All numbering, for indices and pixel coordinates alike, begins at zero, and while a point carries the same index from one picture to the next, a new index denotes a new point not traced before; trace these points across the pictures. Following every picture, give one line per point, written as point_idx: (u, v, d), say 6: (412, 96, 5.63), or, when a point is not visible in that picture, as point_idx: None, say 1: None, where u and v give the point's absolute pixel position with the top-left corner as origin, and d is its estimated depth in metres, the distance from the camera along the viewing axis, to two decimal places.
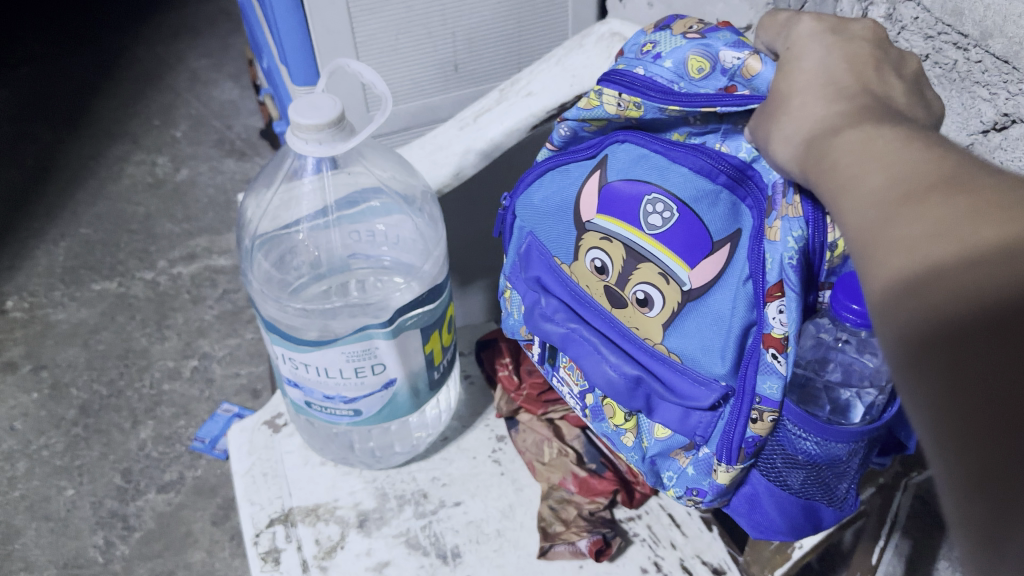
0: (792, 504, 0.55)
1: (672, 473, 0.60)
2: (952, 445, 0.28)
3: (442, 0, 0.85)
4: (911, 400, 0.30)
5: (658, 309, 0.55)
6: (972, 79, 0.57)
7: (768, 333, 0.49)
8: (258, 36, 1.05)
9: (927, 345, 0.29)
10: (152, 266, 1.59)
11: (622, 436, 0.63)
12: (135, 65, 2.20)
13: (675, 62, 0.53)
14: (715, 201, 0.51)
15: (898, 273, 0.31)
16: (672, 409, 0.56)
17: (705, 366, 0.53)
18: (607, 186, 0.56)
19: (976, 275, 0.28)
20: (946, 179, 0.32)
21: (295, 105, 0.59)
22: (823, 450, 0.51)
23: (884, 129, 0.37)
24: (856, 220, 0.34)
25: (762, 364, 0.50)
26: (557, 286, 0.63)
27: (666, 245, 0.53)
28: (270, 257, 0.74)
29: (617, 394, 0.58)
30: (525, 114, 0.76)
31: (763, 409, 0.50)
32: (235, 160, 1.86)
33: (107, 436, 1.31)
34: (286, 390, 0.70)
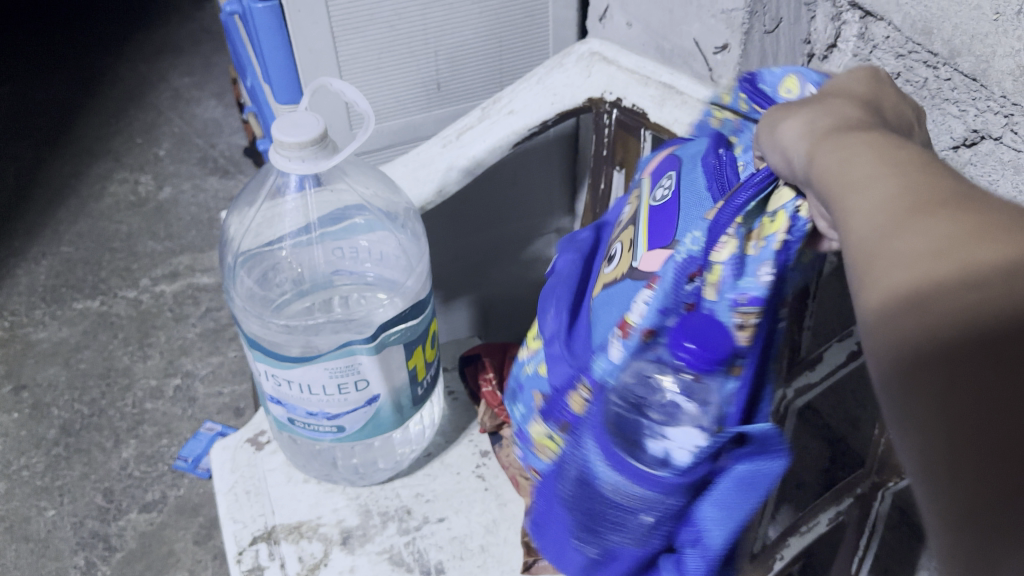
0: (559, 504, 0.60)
1: (525, 409, 0.66)
2: (943, 473, 0.27)
3: (426, 20, 0.86)
4: (902, 420, 0.29)
5: (610, 269, 0.57)
6: (942, 97, 0.58)
7: (629, 316, 0.51)
8: (241, 54, 1.05)
9: (925, 374, 0.28)
10: (135, 284, 1.59)
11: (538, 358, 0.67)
12: (117, 83, 2.20)
13: (778, 74, 0.51)
14: (698, 205, 0.51)
15: (895, 288, 0.29)
16: (566, 368, 0.57)
17: (595, 332, 0.56)
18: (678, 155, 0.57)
19: (980, 299, 0.27)
20: (957, 197, 0.30)
21: (278, 123, 0.59)
22: (596, 461, 0.54)
23: (891, 138, 0.35)
24: (854, 226, 0.32)
25: (609, 342, 0.53)
26: (582, 274, 0.62)
27: (651, 220, 0.54)
28: (253, 274, 0.74)
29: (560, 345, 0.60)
30: (507, 131, 0.79)
31: (583, 385, 0.55)
32: (218, 177, 1.86)
33: (88, 456, 1.30)
34: (269, 408, 0.71)
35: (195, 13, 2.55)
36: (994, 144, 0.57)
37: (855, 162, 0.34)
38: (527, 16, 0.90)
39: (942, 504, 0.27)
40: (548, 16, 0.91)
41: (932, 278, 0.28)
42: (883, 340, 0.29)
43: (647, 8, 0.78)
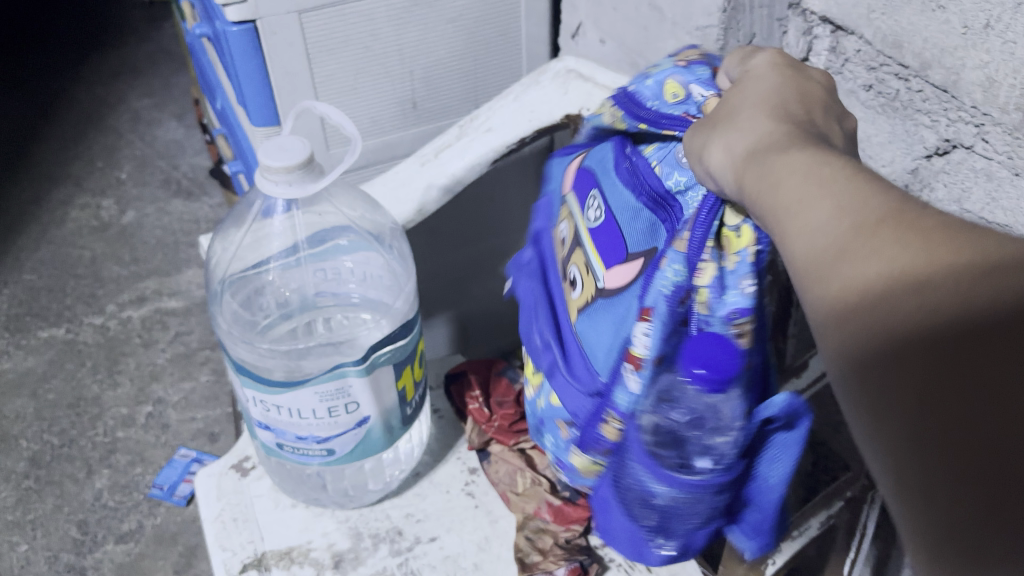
0: (628, 524, 0.59)
1: (552, 438, 0.65)
2: (922, 491, 0.30)
3: (402, 40, 0.87)
4: (878, 443, 0.31)
5: (580, 292, 0.58)
6: (914, 108, 0.60)
7: (630, 351, 0.50)
8: (210, 77, 1.05)
9: (903, 403, 0.30)
10: (101, 310, 1.56)
11: (537, 397, 0.67)
12: (74, 106, 2.16)
13: (656, 83, 0.54)
14: (636, 216, 0.52)
15: (857, 313, 0.32)
16: (566, 392, 0.58)
17: (597, 358, 0.55)
18: (584, 169, 0.60)
19: (937, 316, 0.30)
20: (897, 217, 0.32)
21: (263, 147, 0.59)
22: (671, 495, 0.54)
23: (815, 152, 0.37)
24: (801, 245, 0.34)
25: (619, 377, 0.51)
26: (545, 248, 0.64)
27: (595, 243, 0.55)
28: (237, 298, 0.73)
29: (534, 347, 0.63)
30: (486, 149, 0.80)
31: (611, 416, 0.53)
32: (182, 200, 1.84)
33: (60, 488, 1.27)
34: (256, 433, 0.70)
35: (152, 33, 2.52)
36: (966, 153, 0.58)
37: (792, 184, 0.36)
38: (501, 33, 0.92)
39: (921, 525, 0.30)
40: (522, 36, 0.93)
41: (892, 311, 0.31)
42: (847, 360, 0.32)
43: (622, 25, 0.79)
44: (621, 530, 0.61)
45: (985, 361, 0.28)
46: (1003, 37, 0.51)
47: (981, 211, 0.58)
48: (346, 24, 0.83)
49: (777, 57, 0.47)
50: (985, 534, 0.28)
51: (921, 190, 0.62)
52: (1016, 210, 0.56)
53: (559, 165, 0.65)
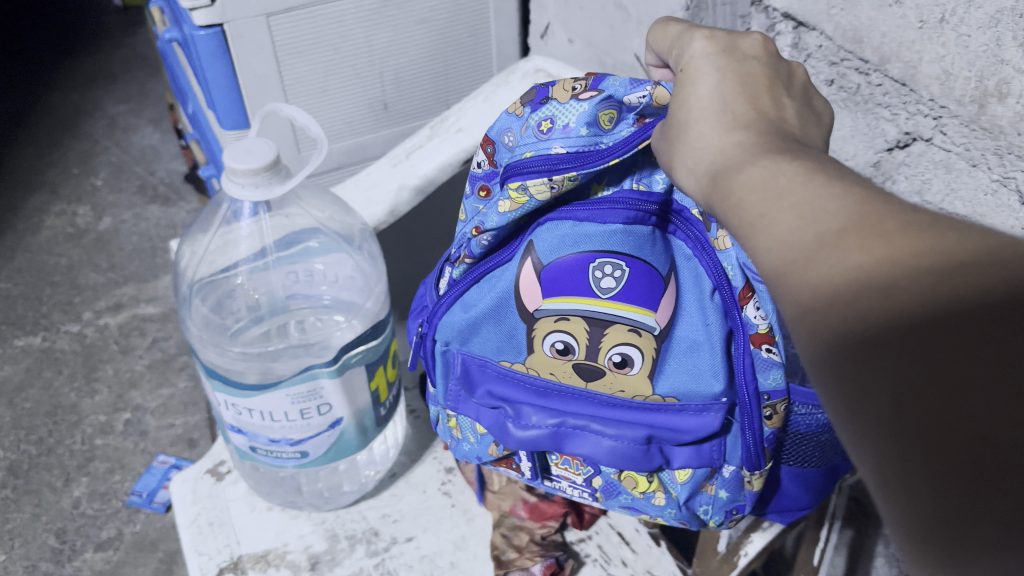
0: (815, 474, 0.62)
1: (705, 506, 0.60)
2: (903, 490, 0.30)
3: (371, 41, 0.87)
4: (858, 442, 0.31)
5: (640, 365, 0.56)
6: (874, 102, 0.61)
7: (756, 331, 0.54)
8: (181, 81, 1.05)
9: (879, 400, 0.31)
10: (78, 318, 1.56)
11: (649, 500, 0.61)
12: (49, 113, 2.15)
13: (587, 125, 0.54)
14: (654, 241, 0.54)
15: (827, 319, 0.33)
16: (686, 448, 0.57)
17: (702, 391, 0.55)
18: (544, 269, 0.56)
19: (901, 312, 0.31)
20: (858, 222, 0.33)
21: (229, 150, 0.59)
22: (826, 414, 0.59)
23: (783, 163, 0.38)
24: (771, 258, 0.36)
25: (760, 363, 0.55)
26: (517, 392, 0.59)
27: (625, 301, 0.54)
28: (208, 302, 0.73)
29: (633, 460, 0.57)
30: (456, 150, 0.80)
31: (774, 402, 0.55)
32: (158, 205, 1.83)
33: (38, 497, 1.26)
34: (229, 437, 0.70)
35: (127, 39, 2.51)
36: (926, 145, 0.59)
37: (759, 198, 0.37)
38: (470, 34, 0.92)
39: (907, 522, 0.30)
40: (492, 36, 0.93)
41: (858, 311, 0.32)
42: (825, 363, 0.33)
43: (590, 25, 0.80)
44: (823, 485, 0.63)
45: (949, 352, 0.29)
46: (957, 31, 0.52)
47: (941, 203, 0.60)
48: (314, 26, 0.83)
49: (709, 41, 0.46)
50: (970, 522, 0.28)
51: (883, 182, 0.63)
52: (974, 201, 0.57)
53: (457, 312, 0.61)
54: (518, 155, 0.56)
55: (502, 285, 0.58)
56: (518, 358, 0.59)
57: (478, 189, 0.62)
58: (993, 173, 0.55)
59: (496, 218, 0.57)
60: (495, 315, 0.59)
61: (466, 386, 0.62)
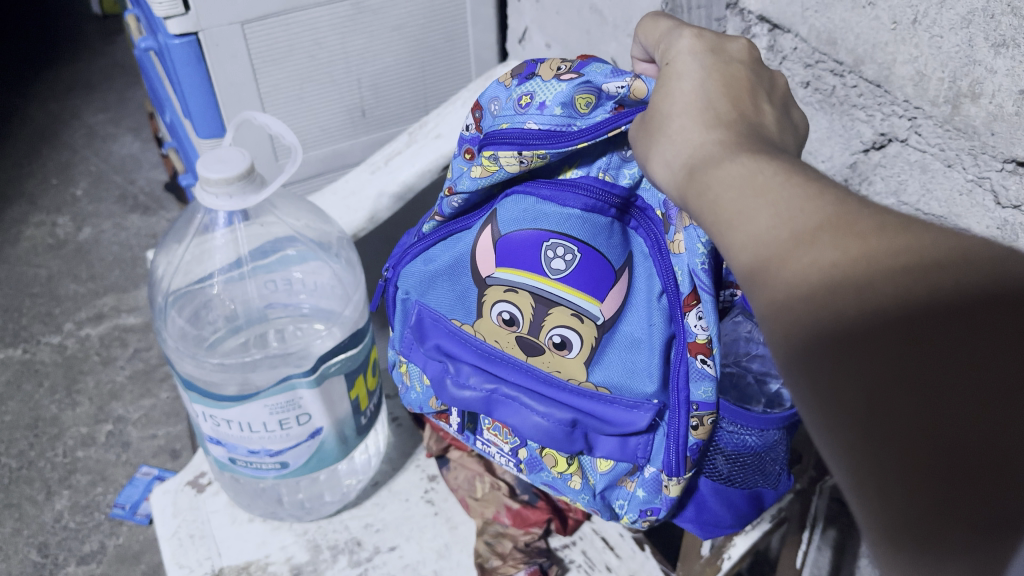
0: (738, 495, 0.60)
1: (622, 501, 0.62)
2: (873, 490, 0.30)
3: (347, 47, 0.87)
4: (829, 441, 0.31)
5: (578, 350, 0.57)
6: (850, 103, 0.61)
7: (693, 341, 0.53)
8: (158, 90, 1.04)
9: (850, 401, 0.31)
10: (58, 329, 1.54)
11: (566, 482, 0.63)
12: (27, 123, 2.13)
13: (563, 106, 0.53)
14: (611, 233, 0.55)
15: (802, 318, 0.32)
16: (611, 440, 0.58)
17: (635, 389, 0.56)
18: (502, 239, 0.57)
19: (876, 312, 0.31)
20: (834, 222, 0.33)
21: (203, 159, 0.59)
22: (763, 440, 0.56)
23: (763, 163, 0.38)
24: (747, 255, 0.35)
25: (692, 372, 0.53)
26: (461, 350, 0.61)
27: (572, 286, 0.55)
28: (184, 314, 0.73)
29: (555, 441, 0.58)
30: (435, 155, 0.80)
31: (701, 414, 0.54)
32: (139, 215, 1.82)
33: (19, 511, 1.25)
34: (207, 449, 0.69)
35: (105, 48, 2.49)
36: (901, 146, 0.59)
37: (738, 195, 0.37)
38: (448, 39, 0.92)
39: (878, 521, 0.30)
40: (469, 41, 0.93)
41: (833, 309, 0.32)
42: (799, 361, 0.33)
43: (566, 29, 0.80)
44: (749, 509, 0.61)
45: (925, 352, 0.29)
46: (930, 32, 0.52)
47: (918, 204, 0.60)
48: (289, 33, 0.82)
49: (696, 39, 0.46)
50: (940, 521, 0.28)
51: (860, 184, 0.63)
52: (950, 201, 0.57)
53: (419, 263, 0.64)
54: (496, 126, 0.56)
55: (461, 249, 0.61)
56: (467, 321, 0.62)
57: (465, 154, 0.60)
58: (968, 173, 0.55)
59: (467, 182, 0.58)
60: (452, 271, 0.62)
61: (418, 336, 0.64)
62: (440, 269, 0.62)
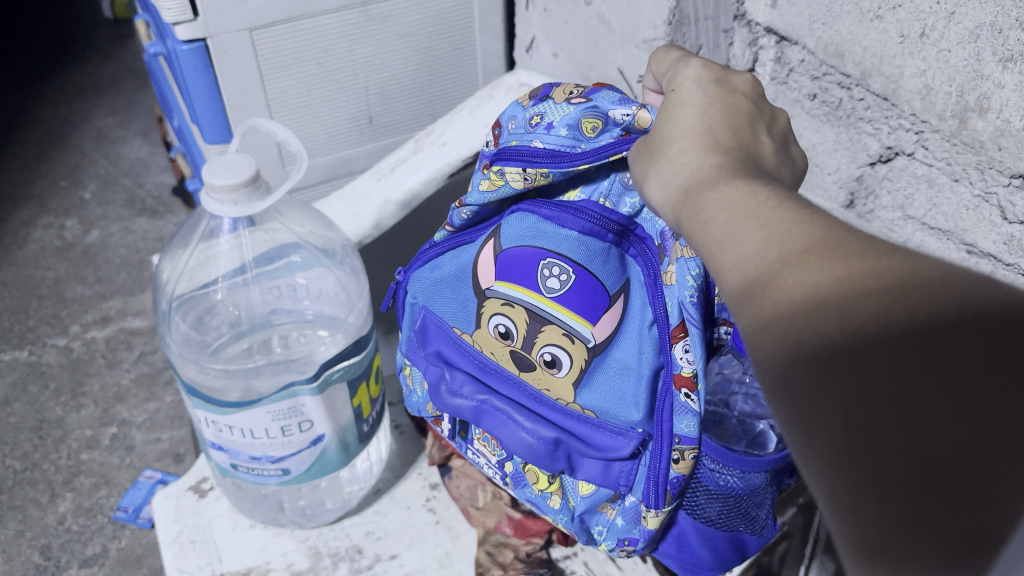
0: (719, 538, 0.58)
1: (601, 528, 0.61)
2: (849, 507, 0.30)
3: (354, 55, 0.87)
4: (808, 459, 0.32)
5: (567, 369, 0.56)
6: (856, 116, 0.61)
7: (678, 373, 0.52)
8: (167, 95, 1.04)
9: (828, 422, 0.31)
10: (64, 331, 1.55)
11: (547, 500, 0.62)
12: (37, 126, 2.14)
13: (570, 128, 0.54)
14: (607, 258, 0.54)
15: (784, 339, 0.33)
16: (593, 463, 0.57)
17: (620, 416, 0.56)
18: (503, 253, 0.58)
19: (856, 334, 0.30)
20: (820, 243, 0.33)
21: (208, 165, 0.59)
22: (744, 481, 0.56)
23: (756, 187, 0.37)
24: (736, 277, 0.35)
25: (677, 405, 0.53)
26: (460, 358, 0.62)
27: (566, 307, 0.55)
28: (188, 319, 0.73)
29: (537, 459, 0.58)
30: (442, 164, 0.80)
31: (683, 449, 0.54)
32: (147, 218, 1.83)
33: (23, 512, 1.25)
34: (210, 454, 0.69)
35: (116, 51, 2.51)
36: (908, 159, 0.59)
37: (733, 215, 0.37)
38: (454, 48, 0.92)
39: (854, 536, 0.30)
40: (477, 49, 0.93)
41: (814, 328, 0.32)
42: (780, 382, 0.33)
43: (573, 38, 0.80)
44: (732, 555, 0.59)
45: (900, 373, 0.29)
46: (938, 46, 0.52)
47: (924, 217, 0.59)
48: (297, 41, 0.83)
49: (702, 68, 0.46)
50: (913, 538, 0.28)
51: (866, 197, 0.63)
52: (957, 215, 0.57)
53: (428, 270, 0.64)
54: (506, 143, 0.57)
55: (464, 260, 0.61)
56: (467, 330, 0.61)
57: (480, 169, 0.59)
58: (975, 188, 0.55)
59: (475, 196, 0.58)
60: (455, 281, 0.62)
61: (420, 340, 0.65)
62: (444, 283, 0.63)
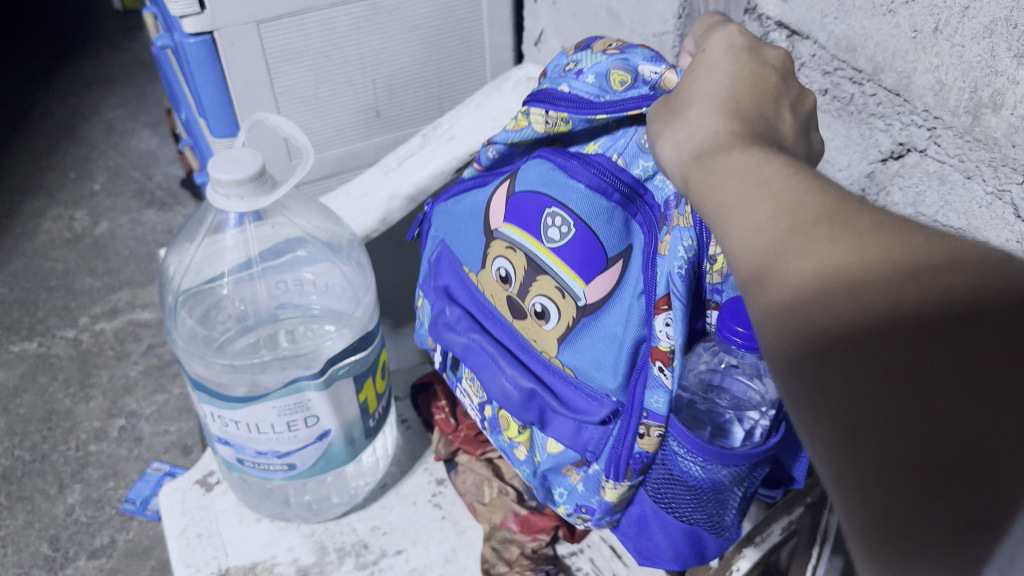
0: (677, 528, 0.56)
1: (562, 490, 0.62)
2: (854, 484, 0.30)
3: (362, 48, 0.87)
4: (811, 436, 0.32)
5: (554, 323, 0.56)
6: (868, 112, 0.60)
7: (657, 346, 0.51)
8: (174, 88, 1.04)
9: (835, 401, 0.30)
10: (73, 323, 1.55)
11: (515, 449, 0.64)
12: (47, 117, 2.15)
13: (597, 77, 0.56)
14: (611, 218, 0.53)
15: (792, 315, 0.32)
16: (564, 424, 0.58)
17: (597, 381, 0.56)
18: (514, 196, 0.58)
19: (870, 314, 0.30)
20: (831, 216, 0.32)
21: (214, 160, 0.59)
22: (707, 473, 0.52)
23: (769, 155, 0.36)
24: (744, 248, 0.34)
25: (651, 378, 0.52)
26: (463, 295, 0.64)
27: (564, 260, 0.54)
28: (194, 314, 0.73)
29: (511, 405, 0.60)
30: (448, 158, 0.79)
31: (649, 424, 0.53)
32: (156, 210, 1.83)
33: (31, 503, 1.26)
34: (216, 449, 0.70)
35: (125, 43, 2.51)
36: (920, 156, 0.58)
37: (745, 181, 0.36)
38: (463, 41, 0.91)
39: (861, 512, 0.30)
40: (485, 43, 0.93)
41: (824, 306, 0.31)
42: (785, 359, 0.32)
43: (582, 32, 0.79)
44: (682, 547, 0.57)
45: (913, 354, 0.29)
46: (951, 41, 0.51)
47: (936, 215, 0.58)
48: (306, 34, 0.82)
49: (736, 35, 0.45)
50: (916, 517, 0.29)
51: (877, 194, 0.62)
52: (969, 213, 0.56)
53: (453, 203, 0.66)
54: (542, 89, 0.60)
55: (481, 200, 0.62)
56: (473, 270, 0.63)
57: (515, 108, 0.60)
58: (988, 185, 0.54)
59: (502, 133, 0.60)
60: (470, 219, 0.63)
61: (434, 272, 0.68)
62: (465, 219, 0.64)
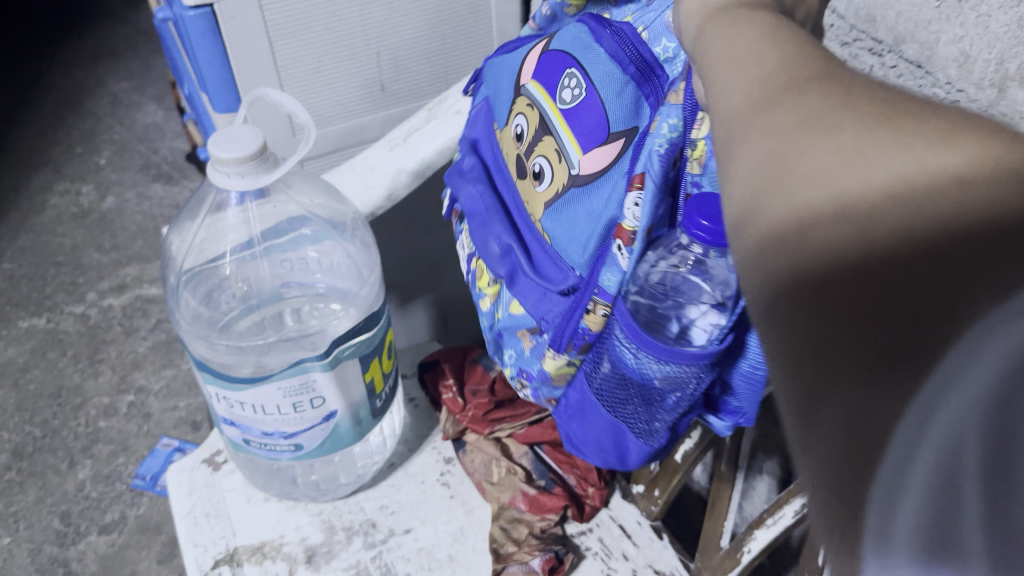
0: (604, 415, 0.53)
1: (512, 351, 0.61)
2: (793, 350, 0.24)
3: (366, 19, 0.85)
4: (760, 290, 0.26)
5: (545, 185, 0.54)
6: (888, 85, 0.58)
7: (622, 223, 0.47)
8: (177, 64, 1.03)
9: (790, 246, 0.25)
10: (82, 299, 1.55)
11: (483, 301, 0.64)
12: (52, 91, 2.13)
13: None
14: (621, 90, 0.47)
15: (755, 164, 0.28)
16: (526, 284, 0.56)
17: (569, 254, 0.52)
18: (547, 52, 0.54)
19: (840, 154, 0.26)
20: (824, 73, 0.29)
21: (214, 137, 0.57)
22: (636, 364, 0.47)
23: (778, 20, 0.33)
24: (724, 101, 0.31)
25: (610, 255, 0.48)
26: (487, 150, 0.62)
27: (567, 124, 0.51)
28: (198, 294, 0.72)
29: (489, 259, 0.59)
30: (455, 133, 0.76)
31: (598, 301, 0.49)
32: (162, 184, 1.82)
33: (42, 479, 1.26)
34: (222, 430, 0.69)
35: (128, 15, 2.49)
36: None
37: (745, 36, 0.32)
38: (469, 11, 0.90)
39: (794, 383, 0.24)
40: (492, 12, 0.91)
41: (795, 154, 0.27)
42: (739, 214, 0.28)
43: None
44: (607, 441, 0.55)
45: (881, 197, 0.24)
46: (977, 11, 0.50)
47: None
48: (308, 6, 0.80)
49: None
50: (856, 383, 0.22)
51: None
52: None
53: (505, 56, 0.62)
54: None
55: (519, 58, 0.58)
56: (500, 127, 0.61)
57: None
58: None
59: None
60: (508, 75, 0.60)
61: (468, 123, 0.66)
62: (504, 73, 0.60)
